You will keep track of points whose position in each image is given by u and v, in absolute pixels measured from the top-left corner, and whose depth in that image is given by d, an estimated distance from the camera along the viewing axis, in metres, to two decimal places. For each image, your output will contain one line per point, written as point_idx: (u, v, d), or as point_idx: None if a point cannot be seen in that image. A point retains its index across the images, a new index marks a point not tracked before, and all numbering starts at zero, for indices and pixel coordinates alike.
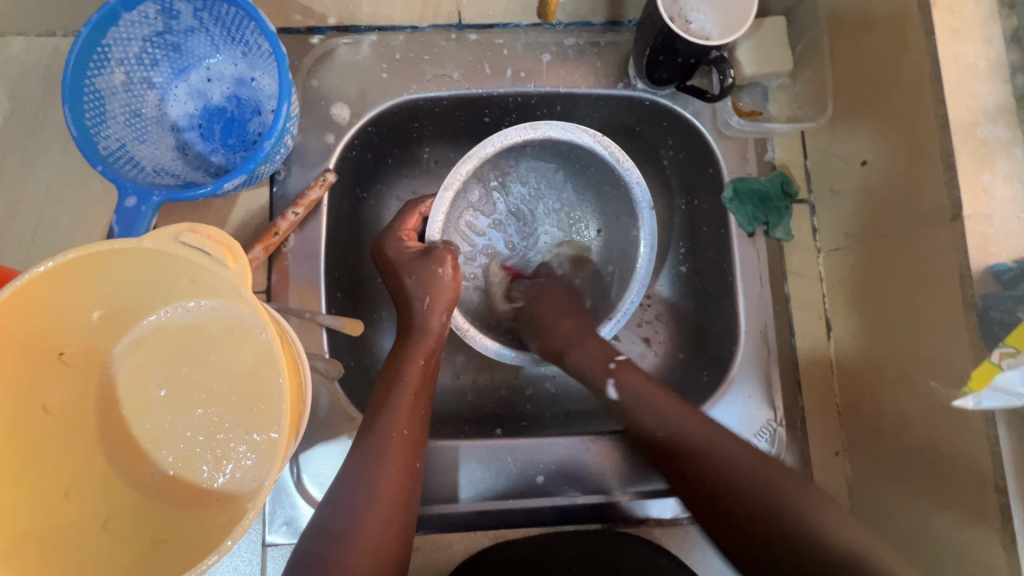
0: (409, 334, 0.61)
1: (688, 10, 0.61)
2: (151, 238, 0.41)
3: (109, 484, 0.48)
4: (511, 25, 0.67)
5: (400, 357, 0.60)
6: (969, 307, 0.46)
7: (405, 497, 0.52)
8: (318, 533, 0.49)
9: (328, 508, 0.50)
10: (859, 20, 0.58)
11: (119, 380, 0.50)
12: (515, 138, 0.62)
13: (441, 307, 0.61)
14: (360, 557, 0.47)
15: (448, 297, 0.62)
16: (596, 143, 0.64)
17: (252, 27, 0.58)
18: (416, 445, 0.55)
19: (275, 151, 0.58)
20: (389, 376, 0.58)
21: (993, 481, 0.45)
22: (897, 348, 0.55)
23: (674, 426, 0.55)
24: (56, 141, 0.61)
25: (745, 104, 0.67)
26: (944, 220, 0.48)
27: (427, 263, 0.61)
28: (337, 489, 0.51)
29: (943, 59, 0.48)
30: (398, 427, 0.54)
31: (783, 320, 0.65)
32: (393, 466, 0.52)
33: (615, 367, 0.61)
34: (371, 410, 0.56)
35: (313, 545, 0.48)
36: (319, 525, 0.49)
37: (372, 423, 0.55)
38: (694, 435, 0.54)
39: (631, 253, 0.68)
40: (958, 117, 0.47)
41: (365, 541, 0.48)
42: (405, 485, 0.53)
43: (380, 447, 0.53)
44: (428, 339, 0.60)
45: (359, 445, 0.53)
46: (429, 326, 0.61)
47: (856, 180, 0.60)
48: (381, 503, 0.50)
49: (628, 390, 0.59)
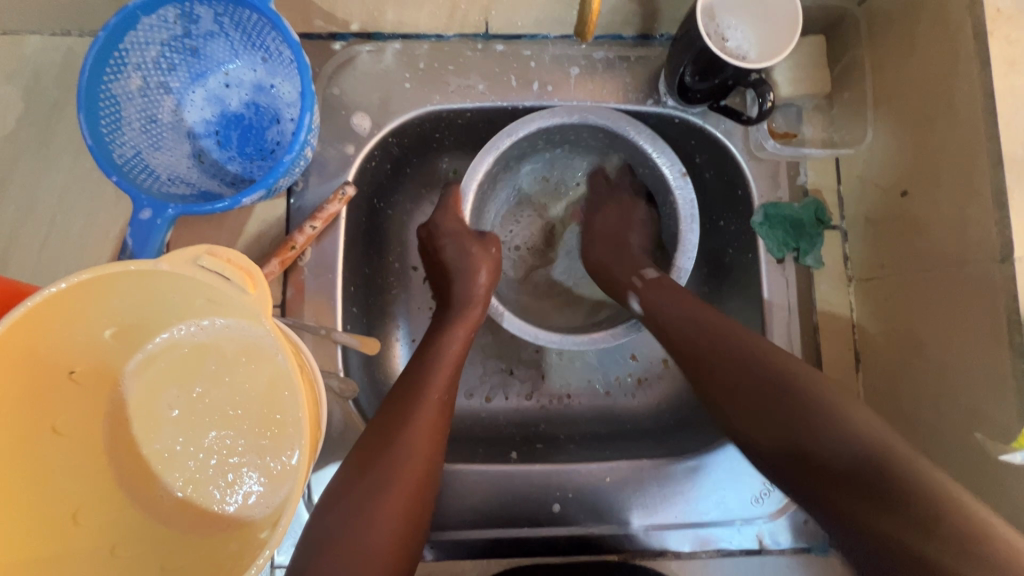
0: (452, 306, 0.62)
1: (725, 28, 0.59)
2: (167, 261, 0.39)
3: (117, 508, 0.47)
4: (539, 36, 0.64)
5: (439, 327, 0.60)
6: (1017, 354, 0.44)
7: (436, 459, 0.51)
8: (344, 485, 0.48)
9: (357, 461, 0.49)
10: (906, 44, 0.55)
11: (130, 399, 0.48)
12: (539, 123, 0.62)
13: (486, 273, 0.63)
14: (387, 519, 0.46)
15: (489, 270, 0.63)
16: (629, 130, 0.62)
17: (274, 34, 0.55)
18: (446, 416, 0.54)
19: (295, 163, 0.56)
20: (426, 346, 0.58)
21: None
22: (935, 388, 0.53)
23: (688, 320, 0.55)
24: (68, 146, 0.60)
25: (778, 125, 0.65)
26: (993, 261, 0.46)
27: (478, 243, 0.63)
28: (363, 449, 0.50)
29: (999, 90, 0.46)
30: (436, 390, 0.54)
31: (811, 351, 0.63)
32: (428, 430, 0.51)
33: (639, 283, 0.61)
34: (406, 376, 0.55)
35: (339, 498, 0.47)
36: (342, 485, 0.48)
37: (407, 387, 0.54)
38: (702, 333, 0.54)
39: (673, 233, 0.66)
40: (1013, 153, 0.45)
41: (394, 501, 0.47)
42: (435, 454, 0.51)
43: (415, 408, 0.52)
44: (471, 311, 0.61)
45: (391, 409, 0.52)
46: (472, 297, 0.61)
47: (896, 211, 0.57)
48: (411, 466, 0.49)
49: (652, 300, 0.58)
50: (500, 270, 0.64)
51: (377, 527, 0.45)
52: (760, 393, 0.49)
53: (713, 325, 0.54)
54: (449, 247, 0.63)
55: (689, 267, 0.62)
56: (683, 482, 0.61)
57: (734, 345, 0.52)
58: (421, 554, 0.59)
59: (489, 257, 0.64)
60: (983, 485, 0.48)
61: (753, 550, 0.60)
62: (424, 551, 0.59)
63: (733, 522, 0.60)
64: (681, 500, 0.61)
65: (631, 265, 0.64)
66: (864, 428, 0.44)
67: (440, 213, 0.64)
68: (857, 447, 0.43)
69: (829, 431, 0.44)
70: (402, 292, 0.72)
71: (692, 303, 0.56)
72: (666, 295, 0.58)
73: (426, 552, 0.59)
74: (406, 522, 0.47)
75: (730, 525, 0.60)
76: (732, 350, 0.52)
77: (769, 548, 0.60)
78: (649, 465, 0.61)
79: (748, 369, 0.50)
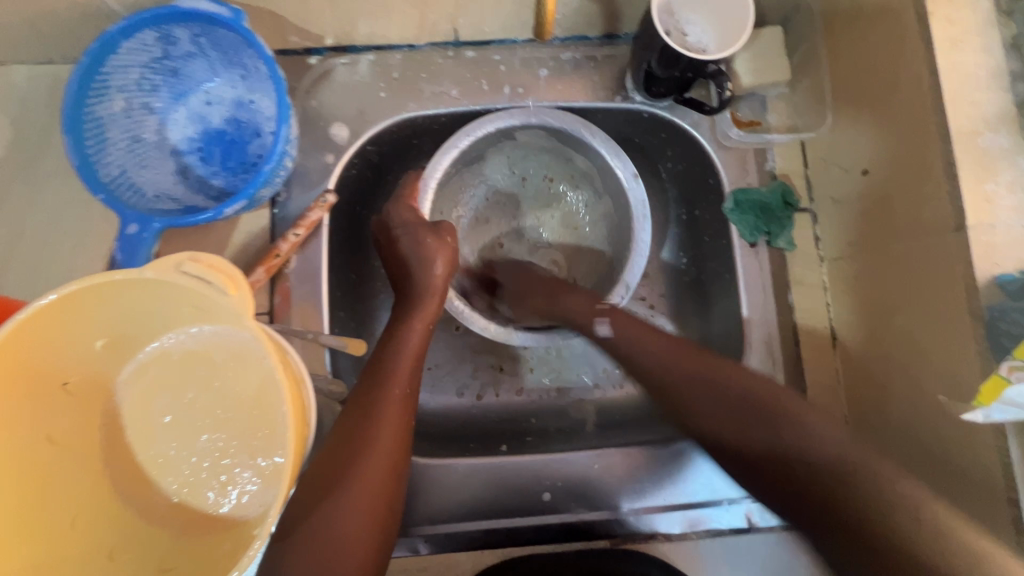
0: (409, 298, 0.61)
1: (684, 23, 0.61)
2: (153, 269, 0.41)
3: (114, 514, 0.48)
4: (507, 40, 0.67)
5: (399, 323, 0.60)
6: (976, 318, 0.46)
7: (400, 455, 0.51)
8: (304, 494, 0.47)
9: (316, 467, 0.48)
10: (856, 30, 0.58)
11: (125, 408, 0.50)
12: (492, 126, 0.64)
13: (443, 263, 0.62)
14: (349, 513, 0.46)
15: (446, 259, 0.63)
16: (580, 129, 0.65)
17: (251, 51, 0.58)
18: (411, 410, 0.54)
19: (275, 174, 0.58)
20: (386, 343, 0.58)
21: (1004, 494, 0.44)
22: (906, 357, 0.54)
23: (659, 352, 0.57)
24: (57, 169, 0.62)
25: (743, 114, 0.67)
26: (948, 230, 0.48)
27: (430, 231, 0.63)
28: (326, 449, 0.50)
29: (942, 68, 0.48)
30: (397, 387, 0.54)
31: (788, 330, 0.65)
32: (391, 425, 0.51)
33: (605, 310, 0.61)
34: (368, 374, 0.55)
35: (298, 507, 0.46)
36: (304, 486, 0.47)
37: (369, 385, 0.54)
38: (663, 363, 0.56)
39: (624, 227, 0.68)
40: (960, 126, 0.47)
41: (357, 500, 0.46)
42: (400, 447, 0.51)
43: (377, 408, 0.51)
44: (427, 302, 0.61)
45: (353, 408, 0.52)
46: (428, 290, 0.61)
47: (857, 189, 0.59)
48: (374, 466, 0.48)
49: (620, 332, 0.59)
50: (458, 258, 0.64)
51: (339, 516, 0.45)
52: (738, 417, 0.50)
53: (669, 348, 0.57)
54: (404, 238, 0.62)
55: (643, 265, 0.64)
56: (671, 465, 0.62)
57: (701, 374, 0.54)
58: (416, 549, 0.59)
59: (447, 247, 0.63)
60: (954, 448, 0.49)
61: (741, 528, 0.61)
62: (419, 546, 0.60)
63: (721, 502, 0.61)
64: (668, 483, 0.62)
65: (584, 296, 0.64)
66: (821, 444, 0.46)
67: (400, 199, 0.65)
68: (824, 462, 0.44)
69: (791, 440, 0.47)
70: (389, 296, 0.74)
71: (667, 341, 0.57)
72: (635, 328, 0.59)
73: (421, 547, 0.60)
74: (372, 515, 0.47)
75: (719, 505, 0.61)
76: (707, 373, 0.53)
77: (757, 526, 0.61)
78: (645, 450, 0.63)
79: (723, 399, 0.52)
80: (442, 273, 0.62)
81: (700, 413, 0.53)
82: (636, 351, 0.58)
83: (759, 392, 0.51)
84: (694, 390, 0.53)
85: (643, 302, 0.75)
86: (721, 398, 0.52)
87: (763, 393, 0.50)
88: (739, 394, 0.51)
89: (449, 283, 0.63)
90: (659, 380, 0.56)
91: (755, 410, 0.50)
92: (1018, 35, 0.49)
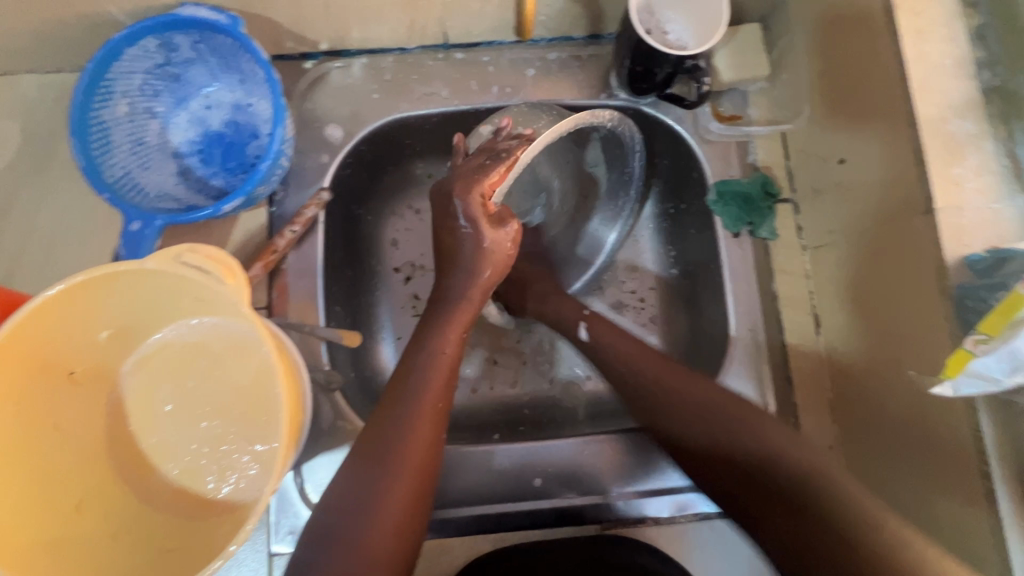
0: (445, 301, 0.57)
1: (665, 21, 0.63)
2: (154, 259, 0.43)
3: (118, 497, 0.50)
4: (495, 42, 0.69)
5: (433, 328, 0.55)
6: (946, 297, 0.47)
7: (430, 470, 0.49)
8: (334, 506, 0.46)
9: (348, 480, 0.47)
10: (830, 25, 0.60)
11: (128, 397, 0.52)
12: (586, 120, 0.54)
13: (491, 273, 0.56)
14: (383, 532, 0.45)
15: (496, 267, 0.56)
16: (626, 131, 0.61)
17: (247, 56, 0.60)
18: (443, 422, 0.52)
19: (271, 172, 0.60)
20: (417, 350, 0.54)
21: (977, 467, 0.45)
22: (884, 339, 0.55)
23: (638, 366, 0.61)
24: (64, 172, 0.64)
25: (725, 108, 0.68)
26: (919, 213, 0.50)
27: (493, 228, 0.54)
28: (353, 465, 0.48)
29: (908, 58, 0.50)
30: (431, 399, 0.51)
31: (772, 317, 0.66)
32: (422, 440, 0.49)
33: (588, 316, 0.66)
34: (395, 381, 0.53)
35: (329, 520, 0.46)
36: (336, 497, 0.47)
37: (397, 394, 0.51)
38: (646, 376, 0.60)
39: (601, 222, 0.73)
40: (928, 113, 0.49)
41: (390, 519, 0.46)
42: (432, 459, 0.50)
43: (406, 421, 0.49)
44: (466, 307, 0.56)
45: (382, 419, 0.50)
46: (467, 298, 0.56)
47: (835, 178, 0.61)
48: (405, 482, 0.47)
49: (599, 337, 0.64)
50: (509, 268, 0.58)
51: (371, 535, 0.45)
52: (705, 428, 0.56)
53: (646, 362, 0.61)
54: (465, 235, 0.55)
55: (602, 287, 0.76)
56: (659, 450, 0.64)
57: (673, 390, 0.58)
58: None
59: (500, 253, 0.56)
60: (931, 425, 0.50)
61: None
62: None
63: None
64: (657, 467, 0.63)
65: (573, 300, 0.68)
66: (794, 451, 0.52)
67: (470, 182, 0.53)
68: (801, 472, 0.51)
69: (760, 450, 0.53)
70: (385, 292, 0.76)
71: (635, 348, 0.62)
72: (612, 334, 0.64)
73: None
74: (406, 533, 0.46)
75: None
76: (671, 385, 0.58)
77: None
78: (635, 442, 0.64)
79: (701, 412, 0.56)
80: (487, 282, 0.57)
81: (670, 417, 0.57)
82: (613, 351, 0.63)
83: (729, 404, 0.56)
84: (668, 401, 0.58)
85: (633, 295, 0.77)
86: (683, 408, 0.57)
87: (728, 406, 0.56)
88: (708, 406, 0.56)
89: (490, 290, 0.58)
90: (640, 390, 0.60)
91: (725, 425, 0.55)
92: (981, 27, 0.51)
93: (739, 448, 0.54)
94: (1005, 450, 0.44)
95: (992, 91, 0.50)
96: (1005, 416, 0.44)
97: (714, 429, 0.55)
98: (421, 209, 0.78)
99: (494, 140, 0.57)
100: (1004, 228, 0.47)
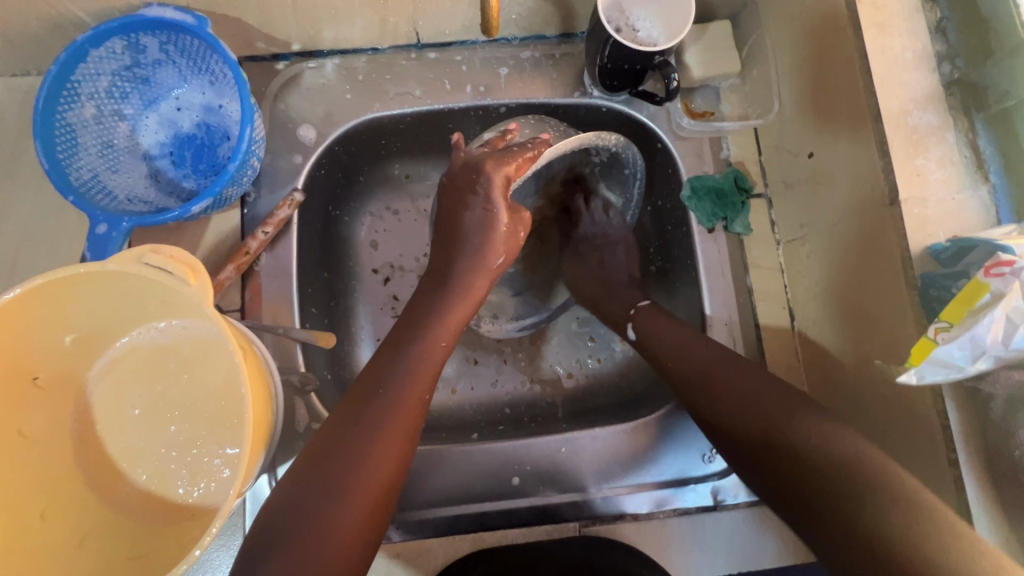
0: (448, 285, 0.56)
1: (635, 20, 0.64)
2: (115, 261, 0.43)
3: (85, 503, 0.49)
4: (468, 41, 0.69)
5: (427, 313, 0.55)
6: (911, 287, 0.48)
7: (405, 461, 0.48)
8: (296, 485, 0.45)
9: (313, 460, 0.46)
10: (795, 20, 0.60)
11: (96, 402, 0.51)
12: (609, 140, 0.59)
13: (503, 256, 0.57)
14: (341, 517, 0.43)
15: (507, 252, 0.58)
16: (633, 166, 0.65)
17: (216, 57, 0.60)
18: (423, 414, 0.51)
19: (240, 173, 0.60)
20: (406, 334, 0.54)
21: (945, 454, 0.46)
22: (855, 330, 0.56)
23: (694, 355, 0.57)
24: (33, 176, 0.64)
25: (697, 105, 0.70)
26: (885, 205, 0.50)
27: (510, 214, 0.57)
28: (320, 445, 0.46)
29: (871, 51, 0.50)
30: (417, 386, 0.50)
31: (746, 311, 0.67)
32: (401, 427, 0.48)
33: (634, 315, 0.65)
34: (376, 365, 0.52)
35: (289, 498, 0.44)
36: (300, 478, 0.45)
37: (375, 378, 0.50)
38: (691, 359, 0.57)
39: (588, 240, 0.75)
40: (889, 106, 0.50)
41: (358, 505, 0.44)
42: (407, 451, 0.49)
43: (386, 406, 0.48)
44: (475, 289, 0.57)
45: (358, 402, 0.49)
46: (473, 285, 0.57)
47: (806, 172, 0.62)
48: (378, 468, 0.46)
49: (644, 330, 0.63)
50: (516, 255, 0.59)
51: (337, 519, 0.43)
52: (748, 409, 0.51)
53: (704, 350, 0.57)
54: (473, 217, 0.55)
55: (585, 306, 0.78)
56: (639, 448, 0.64)
57: (712, 375, 0.55)
58: (388, 536, 0.61)
59: (512, 239, 0.58)
60: (899, 414, 0.50)
61: (708, 507, 0.62)
62: (390, 533, 0.61)
63: (687, 483, 0.63)
64: (635, 465, 0.63)
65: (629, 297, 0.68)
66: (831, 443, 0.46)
67: (500, 159, 0.53)
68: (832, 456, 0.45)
69: (805, 439, 0.47)
70: (363, 294, 0.75)
71: (688, 338, 0.59)
72: (658, 326, 0.62)
73: (392, 533, 0.61)
74: (366, 523, 0.44)
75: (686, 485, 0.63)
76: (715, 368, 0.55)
77: (724, 504, 0.62)
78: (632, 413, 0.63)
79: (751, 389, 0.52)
80: (496, 268, 0.58)
81: (713, 392, 0.54)
82: (654, 340, 0.61)
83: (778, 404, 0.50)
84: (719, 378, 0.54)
85: None
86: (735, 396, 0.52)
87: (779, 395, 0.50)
88: (753, 386, 0.52)
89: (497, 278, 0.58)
90: (682, 373, 0.57)
91: (775, 402, 0.50)
92: (943, 19, 0.52)
93: (772, 424, 0.49)
94: (969, 437, 0.45)
95: (954, 83, 0.50)
96: (970, 403, 0.45)
97: (769, 416, 0.50)
98: (399, 209, 0.78)
99: (503, 140, 0.58)
100: (966, 219, 0.47)
